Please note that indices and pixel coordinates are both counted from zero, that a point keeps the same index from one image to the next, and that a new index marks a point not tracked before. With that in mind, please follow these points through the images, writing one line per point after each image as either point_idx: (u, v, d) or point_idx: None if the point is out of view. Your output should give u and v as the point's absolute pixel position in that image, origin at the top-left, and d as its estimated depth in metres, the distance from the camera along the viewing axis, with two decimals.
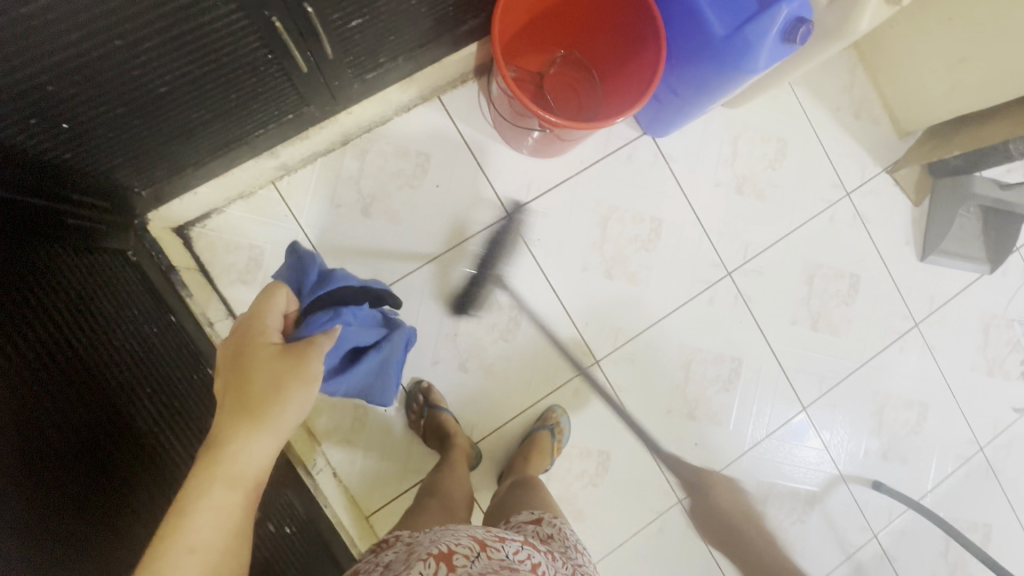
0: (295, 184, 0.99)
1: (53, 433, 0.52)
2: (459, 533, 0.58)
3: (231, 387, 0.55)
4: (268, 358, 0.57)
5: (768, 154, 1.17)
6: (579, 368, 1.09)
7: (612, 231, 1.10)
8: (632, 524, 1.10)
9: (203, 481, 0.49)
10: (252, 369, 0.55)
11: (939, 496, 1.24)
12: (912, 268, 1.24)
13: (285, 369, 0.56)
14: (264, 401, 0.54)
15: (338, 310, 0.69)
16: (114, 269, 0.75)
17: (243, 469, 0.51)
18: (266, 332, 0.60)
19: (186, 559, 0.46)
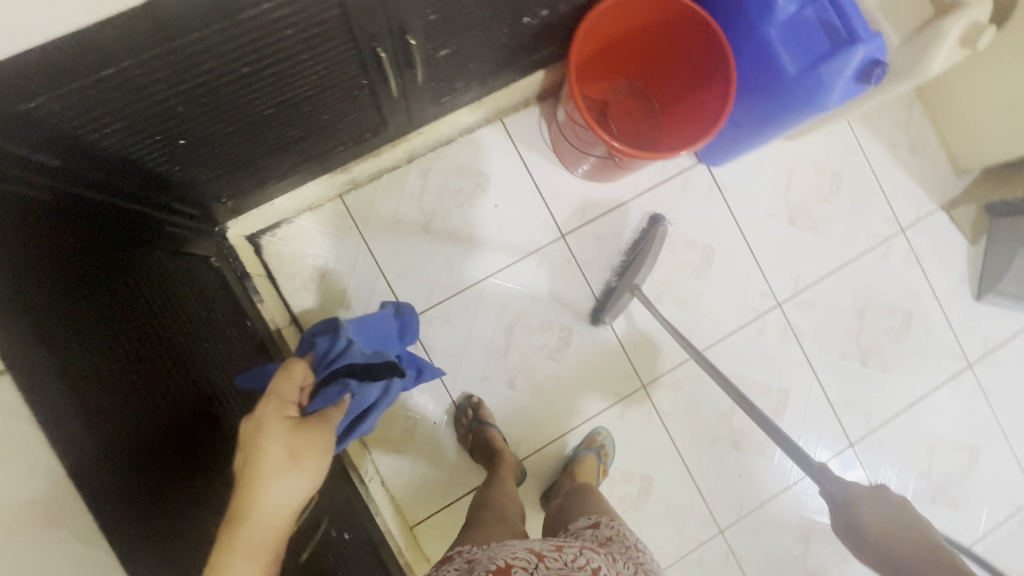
0: (361, 199, 1.02)
1: (150, 429, 0.53)
2: (519, 545, 0.60)
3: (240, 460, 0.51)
4: (278, 428, 0.54)
5: (822, 187, 1.17)
6: (626, 391, 1.09)
7: (664, 257, 1.11)
8: (673, 551, 1.09)
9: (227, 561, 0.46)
10: (258, 441, 0.52)
11: (990, 544, 1.20)
12: (967, 307, 1.22)
13: (305, 439, 0.54)
14: (272, 468, 0.51)
15: (346, 383, 0.67)
16: (201, 274, 0.79)
17: (264, 540, 0.49)
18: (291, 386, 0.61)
19: None
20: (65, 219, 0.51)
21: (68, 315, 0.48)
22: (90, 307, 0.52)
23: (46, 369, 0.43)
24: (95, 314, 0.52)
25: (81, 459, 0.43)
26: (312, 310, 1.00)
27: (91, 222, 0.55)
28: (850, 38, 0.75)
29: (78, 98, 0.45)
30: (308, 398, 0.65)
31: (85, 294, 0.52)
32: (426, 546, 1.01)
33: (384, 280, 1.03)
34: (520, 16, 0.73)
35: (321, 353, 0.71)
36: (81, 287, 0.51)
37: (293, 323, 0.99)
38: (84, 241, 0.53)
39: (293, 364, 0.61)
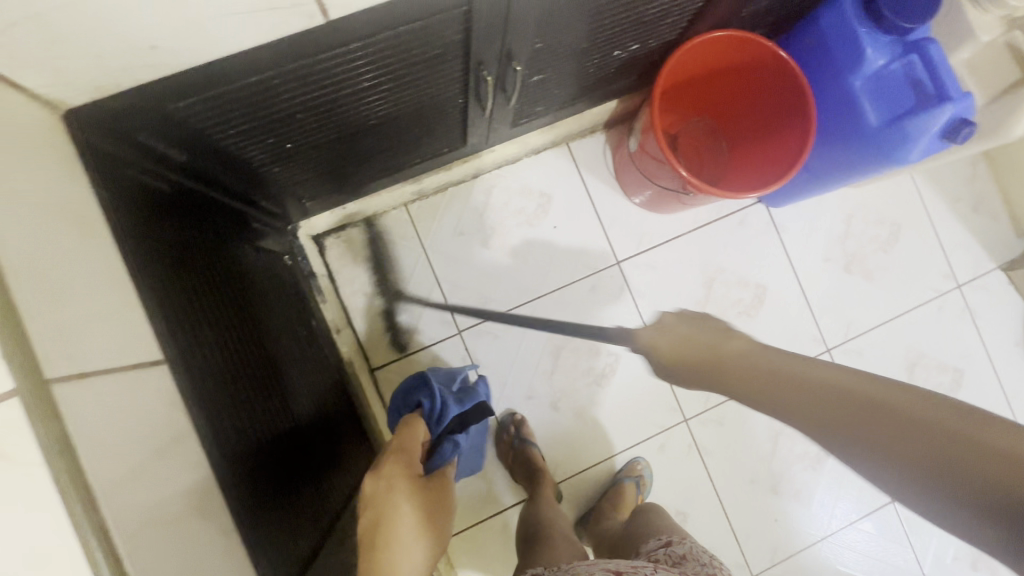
0: (425, 210, 1.04)
1: (258, 413, 0.54)
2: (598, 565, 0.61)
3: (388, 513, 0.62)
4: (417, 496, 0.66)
5: (880, 237, 1.17)
6: (668, 423, 1.09)
7: (716, 292, 1.11)
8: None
9: None
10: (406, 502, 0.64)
11: None
12: (1021, 370, 1.19)
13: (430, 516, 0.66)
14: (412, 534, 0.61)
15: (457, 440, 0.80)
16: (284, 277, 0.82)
17: None
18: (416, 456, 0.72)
19: None
20: (182, 205, 0.54)
21: (194, 293, 0.50)
22: (207, 289, 0.53)
23: (210, 381, 0.47)
24: (211, 296, 0.54)
25: (245, 463, 0.47)
26: (369, 314, 1.01)
27: (198, 213, 0.57)
28: (939, 97, 0.75)
29: (217, 102, 0.47)
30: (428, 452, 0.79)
31: (202, 274, 0.53)
32: (457, 560, 1.01)
33: (439, 291, 1.04)
34: (613, 49, 0.75)
35: (429, 411, 0.82)
36: (200, 268, 0.53)
37: (349, 325, 1.00)
38: (198, 226, 0.55)
39: (416, 421, 0.76)
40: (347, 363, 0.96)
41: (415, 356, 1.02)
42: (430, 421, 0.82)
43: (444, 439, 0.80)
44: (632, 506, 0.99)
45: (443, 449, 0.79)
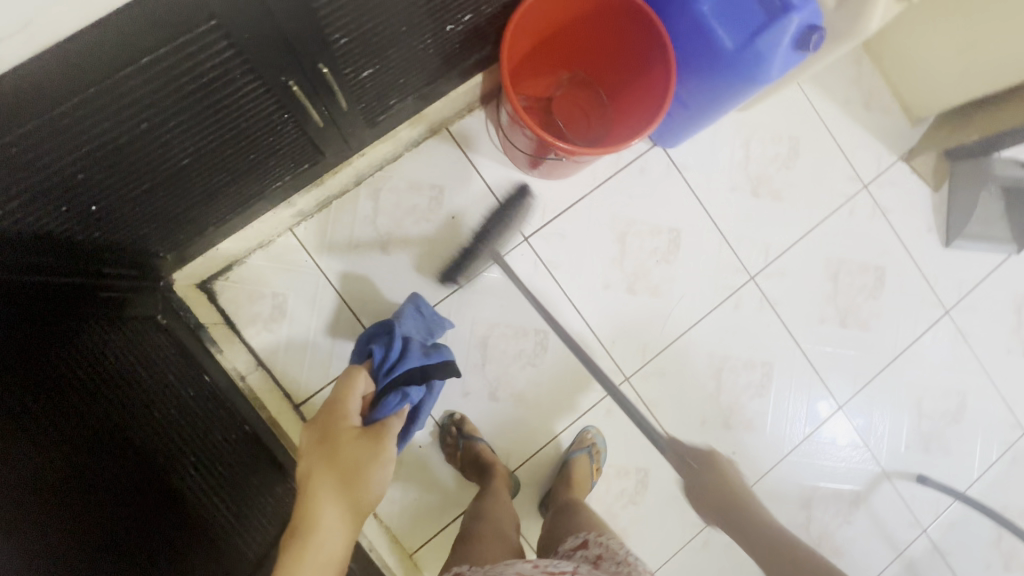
0: (312, 229, 0.99)
1: (110, 515, 0.51)
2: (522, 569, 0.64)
3: (315, 473, 0.68)
4: (350, 443, 0.71)
5: (781, 154, 1.16)
6: (609, 387, 1.08)
7: (631, 246, 1.09)
8: (678, 540, 1.09)
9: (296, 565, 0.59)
10: (339, 450, 0.70)
11: (984, 486, 1.22)
12: (938, 254, 1.22)
13: (364, 456, 0.70)
14: (352, 483, 0.68)
15: (405, 394, 0.80)
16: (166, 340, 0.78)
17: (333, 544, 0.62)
18: (348, 414, 0.75)
19: None
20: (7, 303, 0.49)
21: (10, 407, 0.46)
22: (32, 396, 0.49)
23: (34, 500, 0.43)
24: (38, 401, 0.49)
25: None
26: (279, 350, 0.97)
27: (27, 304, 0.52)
28: (784, 7, 0.72)
29: None
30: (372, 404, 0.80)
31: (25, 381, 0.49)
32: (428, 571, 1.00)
33: (348, 309, 1.00)
34: (442, 24, 0.70)
35: (382, 362, 0.82)
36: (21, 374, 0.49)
37: (259, 366, 0.95)
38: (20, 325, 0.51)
39: (354, 369, 0.78)
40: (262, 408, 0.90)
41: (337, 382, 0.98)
42: (380, 373, 0.82)
43: (390, 393, 0.79)
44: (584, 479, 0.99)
45: (387, 404, 0.78)
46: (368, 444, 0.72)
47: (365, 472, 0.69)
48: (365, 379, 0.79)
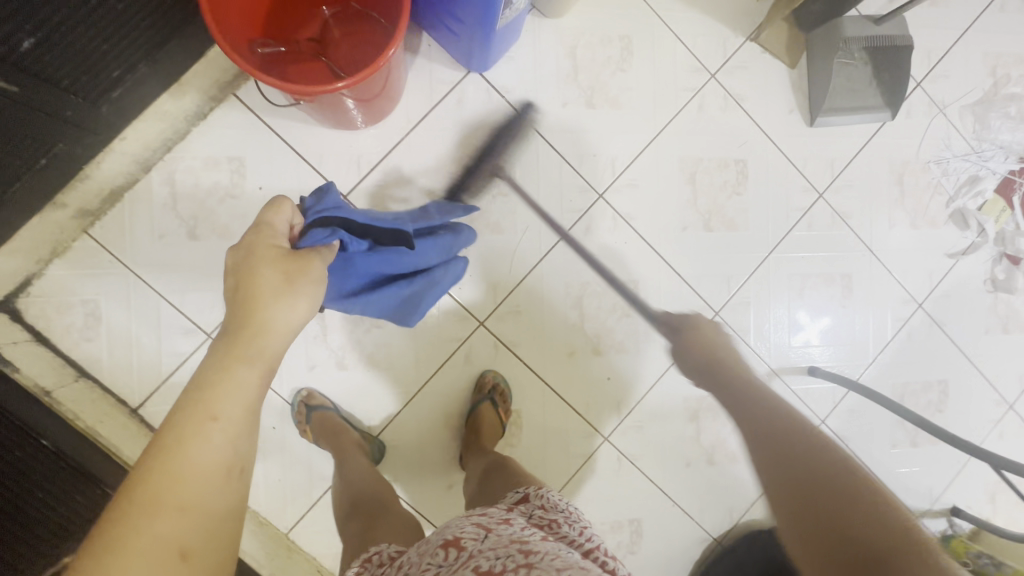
0: (108, 227, 0.93)
1: None
2: (466, 521, 0.64)
3: (244, 283, 0.59)
4: (279, 255, 0.62)
5: (612, 56, 1.07)
6: (464, 333, 1.04)
7: (462, 184, 1.03)
8: (563, 473, 1.08)
9: (226, 368, 0.53)
10: (264, 263, 0.61)
11: (882, 366, 1.19)
12: (803, 136, 1.15)
13: (300, 263, 0.63)
14: (291, 283, 0.61)
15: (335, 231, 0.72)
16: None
17: (272, 341, 0.57)
18: (276, 228, 0.65)
19: (213, 428, 0.49)
20: None
21: None
22: None
23: None
24: None
25: None
26: (101, 357, 0.93)
27: None
28: None
29: None
30: (299, 235, 0.71)
31: None
32: (308, 547, 1.00)
33: (167, 303, 0.96)
34: None
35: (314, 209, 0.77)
36: None
37: (82, 376, 0.92)
38: None
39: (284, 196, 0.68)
40: (71, 421, 0.90)
41: (171, 379, 0.95)
42: (309, 213, 0.76)
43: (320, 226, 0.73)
44: (492, 424, 1.00)
45: (313, 234, 0.70)
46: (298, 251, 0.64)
47: (296, 275, 0.62)
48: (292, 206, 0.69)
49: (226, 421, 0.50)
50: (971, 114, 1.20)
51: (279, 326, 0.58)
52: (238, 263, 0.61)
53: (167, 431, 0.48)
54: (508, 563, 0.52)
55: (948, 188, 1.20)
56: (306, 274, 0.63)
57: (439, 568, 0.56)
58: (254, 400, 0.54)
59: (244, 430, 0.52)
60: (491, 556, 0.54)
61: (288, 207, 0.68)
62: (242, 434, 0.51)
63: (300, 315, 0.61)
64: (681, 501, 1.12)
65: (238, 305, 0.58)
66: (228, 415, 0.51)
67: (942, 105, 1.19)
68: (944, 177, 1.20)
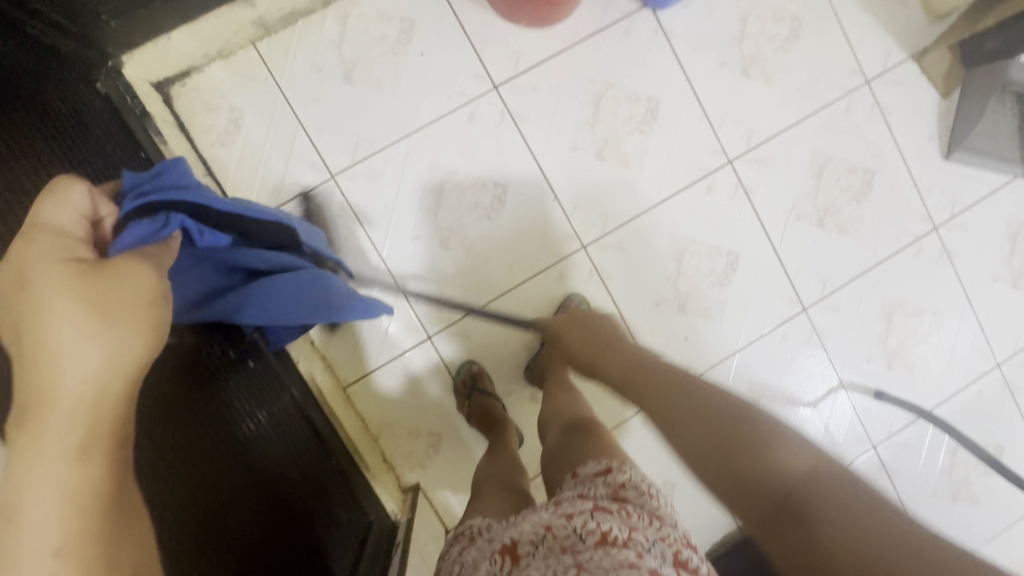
0: (275, 47, 0.96)
1: None
2: (529, 516, 0.60)
3: (26, 343, 0.43)
4: (65, 284, 0.45)
5: (780, 34, 1.08)
6: (565, 252, 1.05)
7: (604, 110, 1.04)
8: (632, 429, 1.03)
9: (33, 471, 0.39)
10: (43, 306, 0.44)
11: (948, 410, 1.18)
12: (934, 166, 1.15)
13: (112, 288, 0.46)
14: (109, 315, 0.45)
15: (162, 219, 0.56)
16: (82, 95, 0.75)
17: (88, 398, 0.42)
18: (71, 242, 0.48)
19: (46, 556, 0.37)
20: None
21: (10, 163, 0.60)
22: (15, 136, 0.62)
23: None
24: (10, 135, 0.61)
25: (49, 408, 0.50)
26: (230, 164, 0.96)
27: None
28: None
29: None
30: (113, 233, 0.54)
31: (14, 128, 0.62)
32: (360, 406, 1.01)
33: (304, 134, 0.98)
34: None
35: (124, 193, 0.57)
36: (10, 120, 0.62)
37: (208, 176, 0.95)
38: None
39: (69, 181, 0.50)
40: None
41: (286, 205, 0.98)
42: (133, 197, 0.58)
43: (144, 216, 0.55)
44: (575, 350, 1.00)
45: (137, 224, 0.54)
46: (91, 270, 0.46)
47: (101, 309, 0.45)
48: (86, 194, 0.51)
49: (70, 550, 0.38)
50: None
51: (101, 394, 0.43)
52: (18, 323, 0.44)
53: None
54: (557, 572, 0.49)
55: None
56: (116, 306, 0.46)
57: (499, 572, 0.54)
58: (99, 496, 0.40)
59: (105, 532, 0.39)
60: (542, 563, 0.51)
61: (81, 197, 0.50)
62: (105, 529, 0.39)
63: (129, 361, 0.45)
64: None
65: (29, 384, 0.41)
66: (70, 537, 0.38)
67: None
68: None
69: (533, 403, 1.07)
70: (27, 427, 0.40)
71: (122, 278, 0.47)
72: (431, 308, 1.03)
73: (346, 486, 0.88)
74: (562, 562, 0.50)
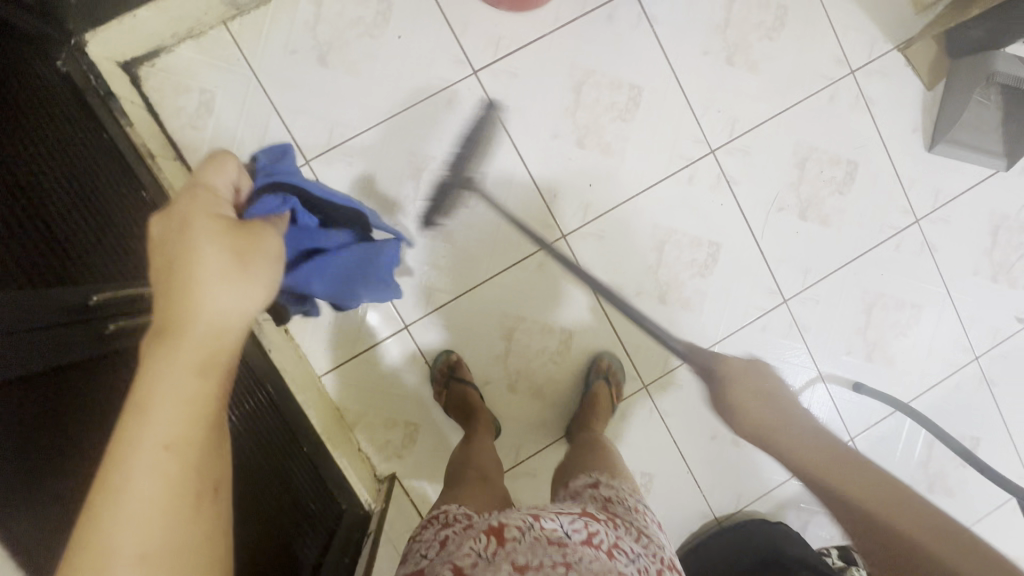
0: (247, 27, 0.94)
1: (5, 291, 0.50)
2: (517, 506, 0.60)
3: (179, 272, 0.42)
4: (217, 231, 0.45)
5: (765, 22, 1.07)
6: (544, 241, 1.04)
7: (586, 98, 1.03)
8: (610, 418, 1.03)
9: (161, 371, 0.38)
10: (196, 243, 0.44)
11: (925, 403, 1.18)
12: (918, 158, 1.15)
13: (259, 244, 0.47)
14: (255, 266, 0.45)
15: (285, 198, 0.62)
16: (40, 71, 0.72)
17: (223, 321, 0.42)
18: (221, 201, 0.49)
19: (158, 452, 0.36)
20: None
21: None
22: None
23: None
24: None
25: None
26: (201, 147, 0.94)
27: None
28: None
29: None
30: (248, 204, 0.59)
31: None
32: (336, 394, 1.00)
33: (278, 117, 0.96)
34: None
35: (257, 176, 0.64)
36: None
37: (178, 159, 0.93)
38: None
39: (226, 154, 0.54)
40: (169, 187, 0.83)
41: None
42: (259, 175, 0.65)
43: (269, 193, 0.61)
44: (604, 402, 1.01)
45: (266, 200, 0.60)
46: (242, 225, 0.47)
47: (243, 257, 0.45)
48: (238, 167, 0.55)
49: (177, 448, 0.37)
50: None
51: (228, 325, 0.42)
52: (168, 247, 0.44)
53: (98, 480, 0.35)
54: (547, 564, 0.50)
55: None
56: (258, 257, 0.46)
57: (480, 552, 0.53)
58: (210, 419, 0.39)
59: (210, 449, 0.39)
60: (531, 552, 0.52)
61: (234, 168, 0.54)
62: (210, 449, 0.39)
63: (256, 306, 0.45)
64: (697, 472, 1.12)
65: (167, 305, 0.41)
66: (184, 442, 0.37)
67: None
68: None
69: (511, 393, 1.06)
70: (162, 337, 0.40)
71: (262, 240, 0.47)
72: (409, 296, 1.02)
73: (320, 482, 0.87)
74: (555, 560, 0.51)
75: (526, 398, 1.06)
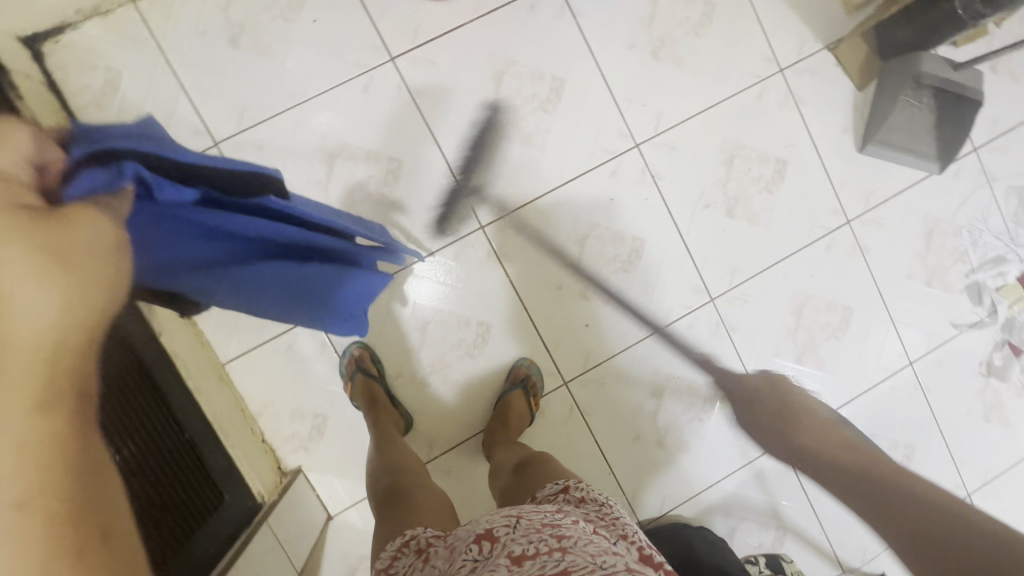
0: (156, 7, 0.92)
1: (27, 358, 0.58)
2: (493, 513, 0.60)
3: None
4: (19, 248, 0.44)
5: (691, 17, 1.06)
6: (462, 231, 1.02)
7: (507, 88, 1.02)
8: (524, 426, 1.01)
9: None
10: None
11: (857, 407, 1.16)
12: (849, 159, 1.13)
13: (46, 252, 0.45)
14: (55, 278, 0.45)
15: (118, 170, 0.59)
16: None
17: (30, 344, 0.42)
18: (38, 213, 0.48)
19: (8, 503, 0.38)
20: None
21: None
22: None
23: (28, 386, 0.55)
24: None
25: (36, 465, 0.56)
26: None
27: None
28: None
29: None
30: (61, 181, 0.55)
31: None
32: (240, 384, 0.98)
33: (187, 98, 0.94)
34: None
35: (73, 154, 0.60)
36: None
37: None
38: None
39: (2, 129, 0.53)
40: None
41: None
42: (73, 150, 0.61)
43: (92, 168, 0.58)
44: (521, 414, 1.00)
45: (89, 175, 0.57)
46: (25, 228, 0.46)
47: (64, 262, 0.46)
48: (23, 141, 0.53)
49: (30, 495, 0.39)
50: (1017, 196, 1.18)
51: (50, 344, 0.43)
52: None
53: None
54: (544, 548, 0.49)
55: (973, 259, 1.17)
56: (68, 263, 0.46)
57: (475, 562, 0.52)
58: (60, 446, 0.42)
59: (76, 481, 0.42)
60: (521, 542, 0.50)
61: (22, 142, 0.53)
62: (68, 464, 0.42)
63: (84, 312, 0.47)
64: (620, 474, 1.09)
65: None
66: (38, 473, 0.40)
67: (992, 177, 1.18)
68: (972, 247, 1.17)
69: (426, 387, 1.03)
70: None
71: (65, 237, 0.48)
72: None
73: (204, 469, 0.82)
74: (546, 538, 0.50)
75: (441, 392, 1.04)
